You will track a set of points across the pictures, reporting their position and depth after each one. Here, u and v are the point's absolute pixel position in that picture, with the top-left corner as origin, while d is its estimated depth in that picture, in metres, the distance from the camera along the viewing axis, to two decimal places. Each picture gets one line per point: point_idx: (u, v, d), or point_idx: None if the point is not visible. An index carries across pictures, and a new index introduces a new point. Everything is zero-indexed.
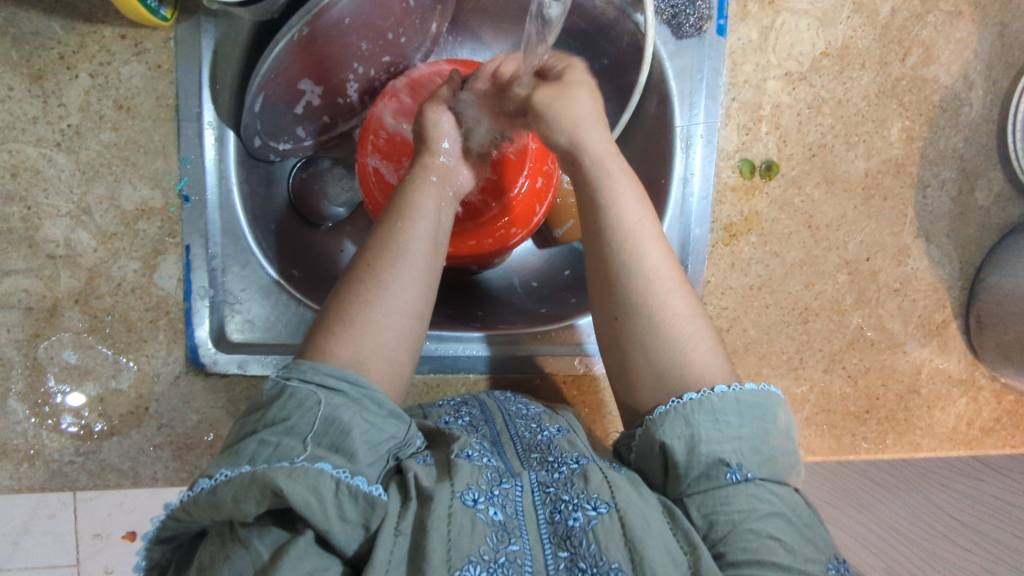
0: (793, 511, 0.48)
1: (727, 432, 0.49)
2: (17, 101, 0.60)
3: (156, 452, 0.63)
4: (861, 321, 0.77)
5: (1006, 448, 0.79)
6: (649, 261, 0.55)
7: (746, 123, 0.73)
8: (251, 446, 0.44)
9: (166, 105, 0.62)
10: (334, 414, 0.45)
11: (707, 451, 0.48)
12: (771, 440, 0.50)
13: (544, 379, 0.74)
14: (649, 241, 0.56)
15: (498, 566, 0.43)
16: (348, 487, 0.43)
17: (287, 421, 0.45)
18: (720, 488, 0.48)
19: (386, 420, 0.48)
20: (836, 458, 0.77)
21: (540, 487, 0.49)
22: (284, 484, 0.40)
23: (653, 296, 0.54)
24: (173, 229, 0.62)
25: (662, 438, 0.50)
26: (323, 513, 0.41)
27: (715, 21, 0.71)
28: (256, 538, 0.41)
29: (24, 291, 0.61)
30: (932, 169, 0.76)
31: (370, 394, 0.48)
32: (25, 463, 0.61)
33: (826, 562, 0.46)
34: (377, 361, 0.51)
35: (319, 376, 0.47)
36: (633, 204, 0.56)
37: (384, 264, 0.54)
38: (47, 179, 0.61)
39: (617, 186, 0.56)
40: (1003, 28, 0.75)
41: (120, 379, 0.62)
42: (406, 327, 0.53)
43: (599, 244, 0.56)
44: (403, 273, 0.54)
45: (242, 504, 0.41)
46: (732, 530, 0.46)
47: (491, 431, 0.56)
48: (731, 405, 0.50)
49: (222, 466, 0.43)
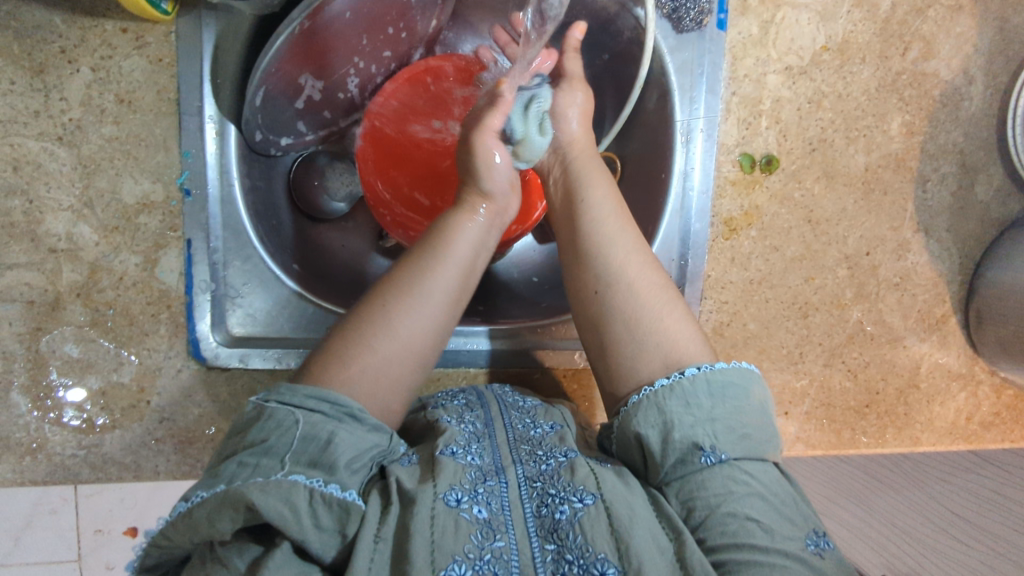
0: (772, 490, 0.49)
1: (699, 415, 0.50)
2: (18, 95, 0.60)
3: (158, 445, 0.63)
4: (861, 315, 0.77)
5: (1005, 442, 0.79)
6: (622, 243, 0.58)
7: (747, 117, 0.73)
8: (229, 467, 0.44)
9: (167, 99, 0.62)
10: (312, 432, 0.45)
11: (682, 437, 0.49)
12: (744, 419, 0.51)
13: (543, 373, 0.74)
14: (624, 230, 0.59)
15: (484, 562, 0.43)
16: (321, 495, 0.43)
17: (264, 442, 0.45)
18: (696, 473, 0.48)
19: (368, 433, 0.48)
20: (836, 452, 0.78)
21: (527, 481, 0.49)
22: (257, 499, 0.41)
23: (627, 272, 0.57)
24: (174, 223, 0.63)
25: (637, 428, 0.51)
26: (297, 525, 0.41)
27: (716, 15, 0.71)
28: (235, 557, 0.42)
29: (27, 285, 0.61)
30: (933, 163, 0.76)
31: (350, 412, 0.48)
32: (28, 457, 0.62)
33: (804, 539, 0.47)
34: (372, 384, 0.51)
35: (297, 398, 0.47)
36: (606, 196, 0.61)
37: (413, 284, 0.54)
38: (49, 173, 0.61)
39: (591, 181, 0.62)
40: (1004, 23, 0.75)
41: (122, 373, 0.63)
42: (406, 348, 0.52)
43: (575, 236, 0.60)
44: (430, 292, 0.54)
45: (217, 524, 0.41)
46: (711, 514, 0.47)
47: (486, 414, 0.57)
48: (702, 386, 0.51)
49: (198, 488, 0.43)
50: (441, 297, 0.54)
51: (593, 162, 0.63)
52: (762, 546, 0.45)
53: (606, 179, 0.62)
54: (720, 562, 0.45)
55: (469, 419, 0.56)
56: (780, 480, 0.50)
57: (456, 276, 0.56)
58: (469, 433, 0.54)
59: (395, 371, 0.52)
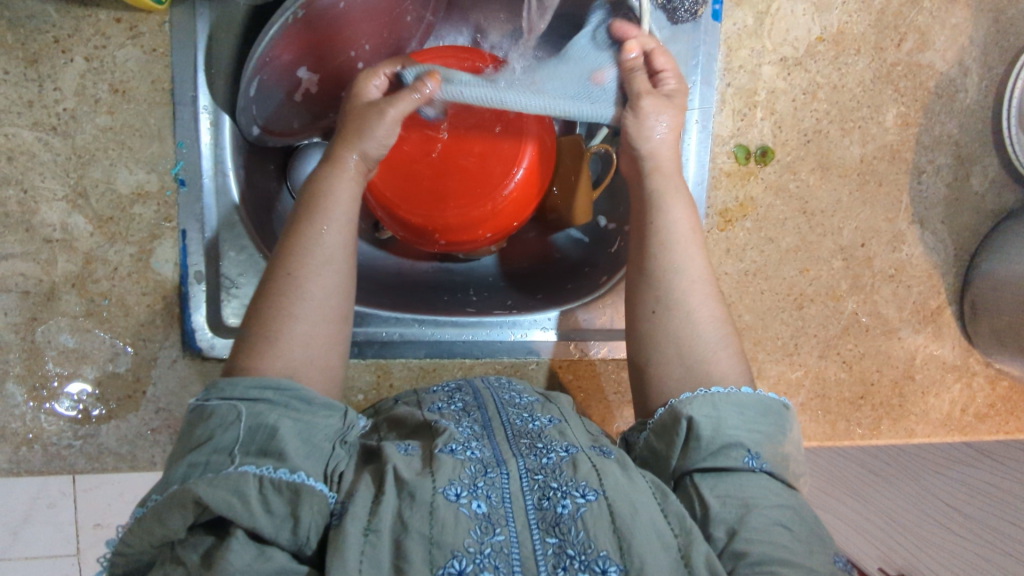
0: (801, 507, 0.49)
1: (751, 424, 0.52)
2: (12, 85, 0.59)
3: (154, 436, 0.64)
4: (856, 307, 0.77)
5: (1000, 434, 0.80)
6: (693, 268, 0.59)
7: (741, 108, 0.73)
8: (180, 467, 0.45)
9: (161, 89, 0.62)
10: (257, 420, 0.46)
11: (730, 433, 0.51)
12: (786, 443, 0.52)
13: (539, 363, 0.74)
14: (695, 251, 0.60)
15: (484, 556, 0.43)
16: (271, 482, 0.44)
17: (211, 438, 0.45)
18: (735, 472, 0.50)
19: (318, 414, 0.49)
20: (830, 443, 0.78)
21: (528, 473, 0.49)
22: (202, 491, 0.42)
23: (691, 297, 0.58)
24: (169, 213, 0.63)
25: (690, 412, 0.52)
26: (247, 511, 0.42)
27: (710, 6, 0.70)
28: (191, 553, 0.42)
29: (22, 274, 0.61)
30: (927, 155, 0.76)
31: (293, 394, 0.49)
32: (23, 447, 0.62)
33: (833, 555, 0.47)
34: (302, 350, 0.52)
35: (238, 390, 0.48)
36: (682, 212, 0.60)
37: (300, 252, 0.54)
38: (43, 163, 0.61)
39: (668, 198, 0.61)
40: (999, 14, 0.75)
41: (117, 363, 0.63)
42: (326, 308, 0.54)
43: (639, 245, 0.60)
44: (321, 256, 0.55)
45: (169, 522, 0.42)
46: (747, 512, 0.47)
47: (483, 415, 0.57)
48: (759, 404, 0.53)
49: (152, 491, 0.44)
50: (330, 255, 0.55)
51: (673, 179, 0.62)
52: (790, 548, 0.46)
53: (683, 195, 0.62)
54: (744, 552, 0.45)
55: (467, 422, 0.56)
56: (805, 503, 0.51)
57: (333, 224, 0.56)
58: (468, 432, 0.53)
59: (321, 334, 0.53)
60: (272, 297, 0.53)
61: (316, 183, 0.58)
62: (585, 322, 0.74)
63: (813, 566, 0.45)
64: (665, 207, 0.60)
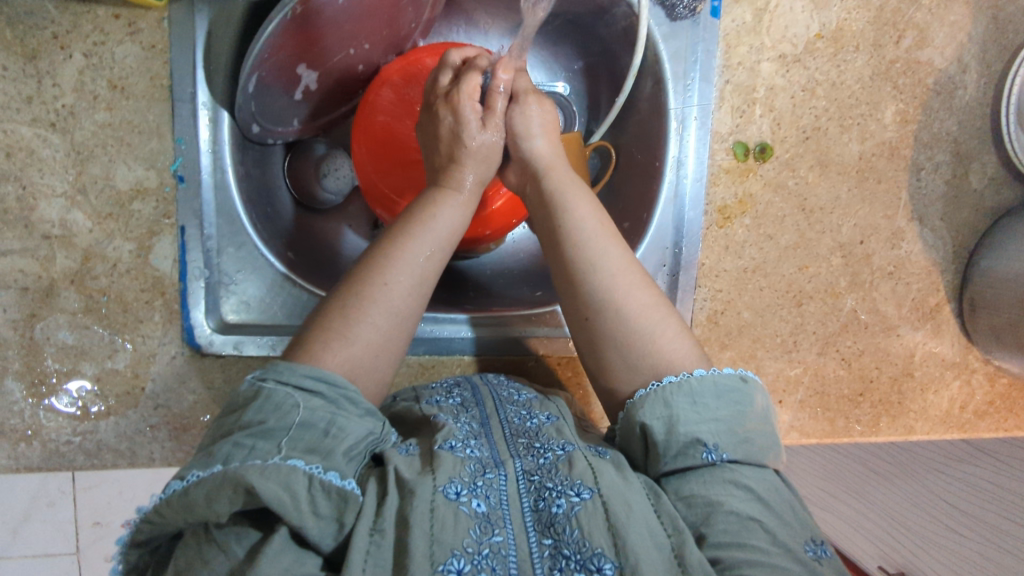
0: (771, 494, 0.49)
1: (705, 414, 0.51)
2: (11, 81, 0.60)
3: (153, 432, 0.64)
4: (855, 304, 0.77)
5: (999, 431, 0.80)
6: (611, 261, 0.57)
7: (740, 105, 0.73)
8: (225, 447, 0.44)
9: (160, 85, 0.62)
10: (312, 418, 0.46)
11: (685, 432, 0.50)
12: (747, 423, 0.51)
13: (537, 360, 0.74)
14: (608, 243, 0.57)
15: (481, 557, 0.43)
16: (320, 483, 0.43)
17: (263, 424, 0.45)
18: (698, 469, 0.49)
19: (363, 419, 0.48)
20: (830, 440, 0.78)
21: (525, 474, 0.49)
22: (257, 483, 0.41)
23: (618, 290, 0.56)
24: (168, 210, 0.63)
25: (642, 420, 0.51)
26: (295, 508, 0.42)
27: (709, 2, 0.70)
28: (232, 541, 0.42)
29: (21, 271, 0.61)
30: (926, 152, 0.76)
31: (345, 394, 0.48)
32: (22, 443, 0.62)
33: (803, 544, 0.47)
34: (370, 358, 0.52)
35: (295, 378, 0.47)
36: (584, 206, 0.59)
37: (392, 263, 0.54)
38: (42, 159, 0.61)
39: (569, 195, 0.59)
40: (998, 11, 0.75)
41: (116, 360, 0.63)
42: (402, 322, 0.54)
43: (559, 259, 0.58)
44: (414, 271, 0.55)
45: (214, 505, 0.41)
46: (712, 512, 0.47)
47: (481, 413, 0.57)
48: (710, 388, 0.51)
49: (194, 467, 0.42)
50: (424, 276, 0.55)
51: (569, 174, 0.60)
52: (760, 547, 0.46)
53: (583, 190, 0.60)
54: (716, 558, 0.45)
55: (464, 418, 0.56)
56: (779, 487, 0.50)
57: (437, 253, 0.57)
58: (467, 429, 0.53)
59: (388, 343, 0.53)
60: (352, 299, 0.53)
61: (426, 207, 0.58)
62: None
63: (789, 565, 0.45)
64: (571, 207, 0.58)
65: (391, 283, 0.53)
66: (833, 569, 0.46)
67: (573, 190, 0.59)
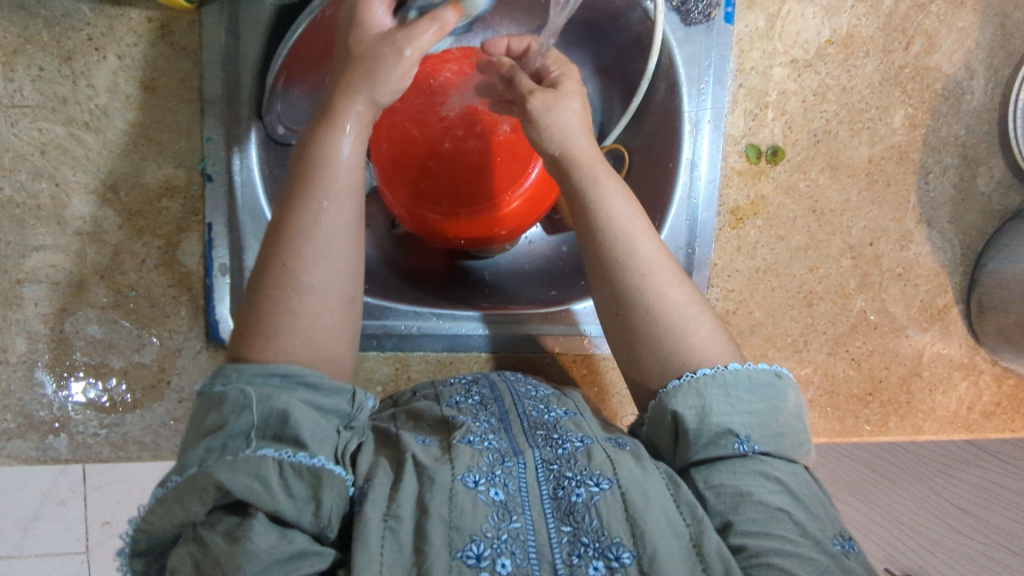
0: (800, 487, 0.50)
1: (738, 406, 0.52)
2: (47, 81, 0.61)
3: (177, 425, 0.65)
4: (865, 304, 0.78)
5: (1006, 432, 0.81)
6: (644, 257, 0.56)
7: (753, 109, 0.75)
8: (195, 452, 0.44)
9: (190, 86, 0.63)
10: (269, 406, 0.45)
11: (718, 422, 0.51)
12: (781, 416, 0.52)
13: (553, 358, 0.76)
14: (641, 237, 0.56)
15: (501, 542, 0.44)
16: (292, 465, 0.44)
17: (224, 425, 0.44)
18: (729, 460, 0.50)
19: (328, 397, 0.48)
20: (839, 440, 0.79)
21: (543, 464, 0.50)
22: (224, 477, 0.42)
23: (651, 288, 0.56)
24: (195, 207, 0.64)
25: (674, 407, 0.52)
26: (268, 495, 0.42)
27: (723, 8, 0.72)
28: (213, 533, 0.43)
29: (52, 266, 0.62)
30: (934, 156, 0.78)
31: (303, 379, 0.47)
32: (50, 435, 0.63)
33: (832, 538, 0.48)
34: (315, 339, 0.50)
35: (244, 377, 0.46)
36: (618, 196, 0.57)
37: (296, 238, 0.50)
38: (74, 157, 0.62)
39: (602, 189, 0.57)
40: (1005, 18, 0.76)
41: (143, 353, 0.64)
42: (327, 296, 0.50)
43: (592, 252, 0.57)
44: (319, 241, 0.51)
45: (190, 504, 0.43)
46: (741, 502, 0.49)
47: (501, 408, 0.58)
48: (744, 381, 0.52)
49: (171, 473, 0.44)
50: (328, 239, 0.51)
51: (601, 164, 0.58)
52: (787, 538, 0.47)
53: (616, 179, 0.58)
54: (742, 546, 0.47)
55: (484, 414, 0.57)
56: (810, 482, 0.51)
57: (338, 207, 0.52)
58: (485, 425, 0.55)
59: (325, 326, 0.50)
60: (269, 287, 0.50)
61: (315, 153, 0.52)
62: (585, 320, 0.75)
63: (813, 556, 0.46)
64: (604, 200, 0.56)
65: (291, 262, 0.50)
66: (861, 565, 0.47)
67: (602, 181, 0.57)
